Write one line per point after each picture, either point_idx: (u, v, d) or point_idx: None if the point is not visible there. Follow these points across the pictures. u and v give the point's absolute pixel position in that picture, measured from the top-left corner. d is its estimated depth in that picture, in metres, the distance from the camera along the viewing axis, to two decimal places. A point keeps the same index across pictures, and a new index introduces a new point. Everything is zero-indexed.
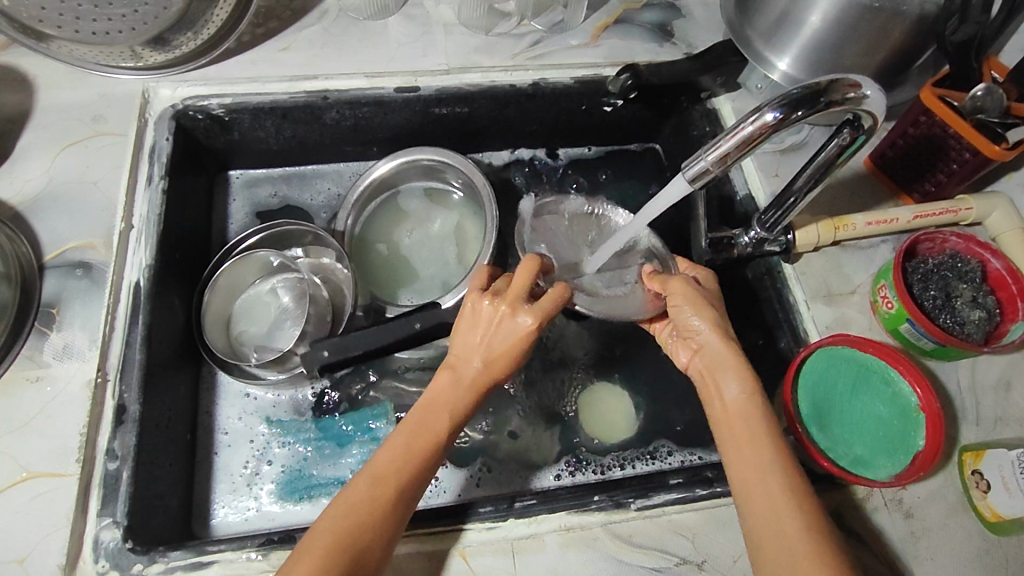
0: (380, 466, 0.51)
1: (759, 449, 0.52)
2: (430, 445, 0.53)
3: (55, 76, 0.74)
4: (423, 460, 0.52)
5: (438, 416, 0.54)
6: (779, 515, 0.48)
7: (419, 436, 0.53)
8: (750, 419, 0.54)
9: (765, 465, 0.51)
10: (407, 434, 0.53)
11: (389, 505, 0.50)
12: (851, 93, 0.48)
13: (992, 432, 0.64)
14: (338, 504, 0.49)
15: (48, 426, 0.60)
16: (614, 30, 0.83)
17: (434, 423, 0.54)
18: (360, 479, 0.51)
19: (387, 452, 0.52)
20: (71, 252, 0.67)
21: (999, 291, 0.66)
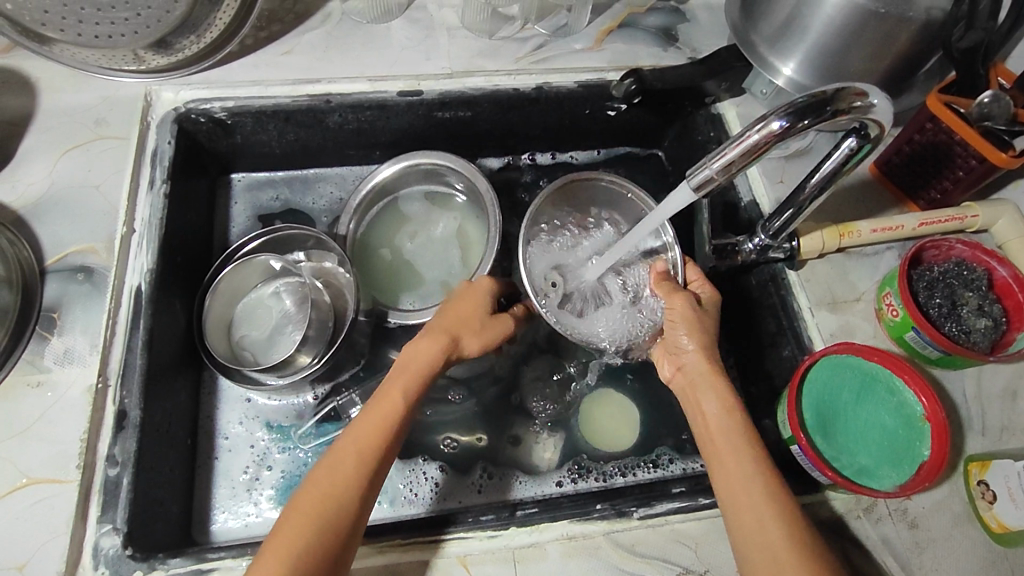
0: (345, 445, 0.52)
1: (741, 456, 0.52)
2: (392, 416, 0.54)
3: (57, 79, 0.74)
4: (387, 432, 0.53)
5: (396, 386, 0.56)
6: (762, 520, 0.49)
7: (379, 406, 0.54)
8: (731, 428, 0.55)
9: (747, 472, 0.51)
10: (371, 410, 0.54)
11: (357, 479, 0.51)
12: (857, 102, 0.48)
13: (997, 442, 0.64)
14: (306, 489, 0.50)
15: (49, 431, 0.59)
16: (618, 34, 0.82)
17: (393, 393, 0.55)
18: (325, 460, 0.52)
19: (351, 430, 0.53)
20: (72, 256, 0.67)
21: (1006, 300, 0.65)
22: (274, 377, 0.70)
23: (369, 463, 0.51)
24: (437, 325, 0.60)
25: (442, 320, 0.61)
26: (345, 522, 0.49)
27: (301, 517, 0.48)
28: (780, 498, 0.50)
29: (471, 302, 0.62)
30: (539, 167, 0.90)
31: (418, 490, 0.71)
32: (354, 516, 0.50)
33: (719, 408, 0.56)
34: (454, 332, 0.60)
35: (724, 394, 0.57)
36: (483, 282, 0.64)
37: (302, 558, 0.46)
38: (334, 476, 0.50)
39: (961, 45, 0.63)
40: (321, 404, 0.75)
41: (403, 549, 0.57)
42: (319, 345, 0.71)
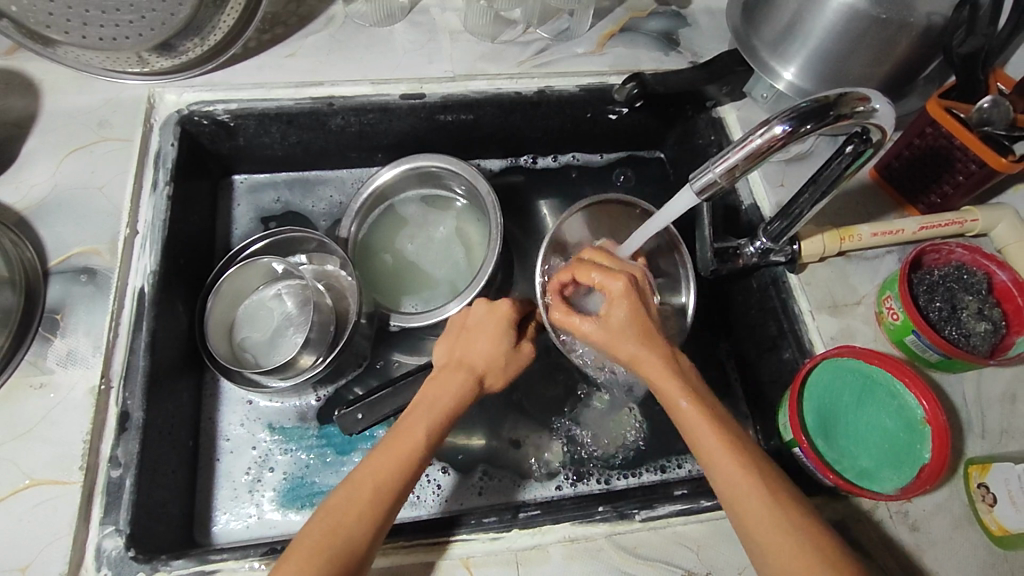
0: (364, 475, 0.51)
1: (713, 456, 0.51)
2: (413, 450, 0.53)
3: (61, 81, 0.74)
4: (409, 466, 0.52)
5: (419, 420, 0.55)
6: (750, 518, 0.49)
7: (401, 437, 0.53)
8: (694, 423, 0.53)
9: (722, 469, 0.50)
10: (388, 444, 0.53)
11: (369, 515, 0.50)
12: (860, 107, 0.48)
13: (997, 445, 0.64)
14: (323, 513, 0.50)
15: (52, 433, 0.59)
16: (620, 38, 0.83)
17: (415, 426, 0.54)
18: (343, 488, 0.51)
19: (371, 462, 0.52)
20: (76, 257, 0.67)
21: (1005, 304, 0.66)
22: (278, 379, 0.70)
23: (387, 495, 0.51)
24: (464, 359, 0.60)
25: (469, 353, 0.60)
26: (357, 551, 0.48)
27: (315, 542, 0.48)
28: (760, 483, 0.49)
29: (494, 333, 0.61)
30: (541, 169, 0.90)
31: (420, 492, 0.71)
32: (366, 546, 0.49)
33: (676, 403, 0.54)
34: (480, 366, 0.59)
35: (676, 384, 0.55)
36: (503, 308, 0.62)
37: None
38: (348, 508, 0.50)
39: (960, 50, 0.64)
40: (324, 406, 0.75)
41: (405, 551, 0.57)
42: (320, 348, 0.71)
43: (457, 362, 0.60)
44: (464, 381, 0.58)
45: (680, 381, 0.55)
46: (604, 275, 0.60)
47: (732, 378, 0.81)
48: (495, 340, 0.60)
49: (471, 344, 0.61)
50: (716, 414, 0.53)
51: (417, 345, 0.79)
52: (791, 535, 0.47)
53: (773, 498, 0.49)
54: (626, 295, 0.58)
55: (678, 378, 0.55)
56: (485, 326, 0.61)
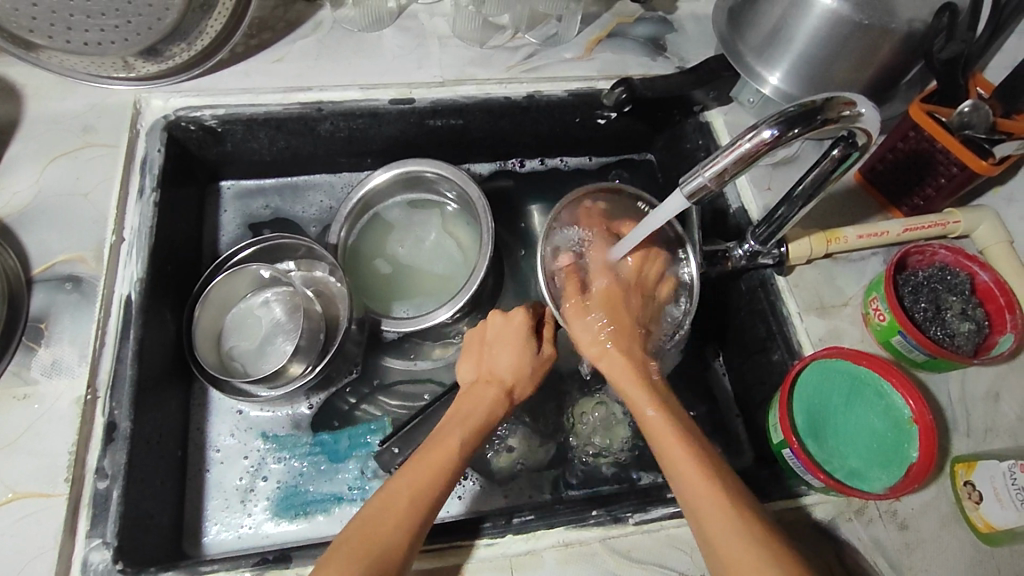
0: (399, 484, 0.52)
1: (672, 454, 0.55)
2: (448, 460, 0.54)
3: (44, 86, 0.73)
4: (445, 475, 0.53)
5: (454, 429, 0.56)
6: (710, 526, 0.50)
7: (437, 447, 0.54)
8: (658, 427, 0.57)
9: (687, 477, 0.53)
10: (422, 455, 0.54)
11: (406, 524, 0.49)
12: (846, 111, 0.49)
13: (982, 443, 0.65)
14: (360, 521, 0.50)
15: (37, 444, 0.58)
16: (607, 43, 0.83)
17: (450, 434, 0.56)
18: (379, 495, 0.51)
19: (407, 472, 0.52)
20: (61, 265, 0.66)
21: (987, 304, 0.67)
22: (266, 388, 0.69)
23: (422, 505, 0.51)
24: (492, 372, 0.62)
25: (496, 365, 0.62)
26: (394, 560, 0.48)
27: (351, 551, 0.47)
28: (715, 482, 0.52)
29: (519, 343, 0.63)
30: (530, 174, 0.90)
31: None
32: (403, 552, 0.48)
33: (643, 411, 0.59)
34: (510, 380, 0.61)
35: (647, 395, 0.60)
36: (520, 315, 0.64)
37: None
38: (386, 516, 0.49)
39: (942, 56, 0.65)
40: (316, 413, 0.75)
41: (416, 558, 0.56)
42: (310, 356, 0.71)
43: (485, 378, 0.62)
44: (496, 395, 0.60)
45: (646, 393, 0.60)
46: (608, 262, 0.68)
47: (723, 379, 0.82)
48: (522, 348, 0.62)
49: (497, 358, 0.63)
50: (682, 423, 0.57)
51: (408, 351, 0.79)
52: (751, 546, 0.48)
53: (733, 511, 0.50)
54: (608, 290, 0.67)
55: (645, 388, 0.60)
56: (509, 339, 0.63)
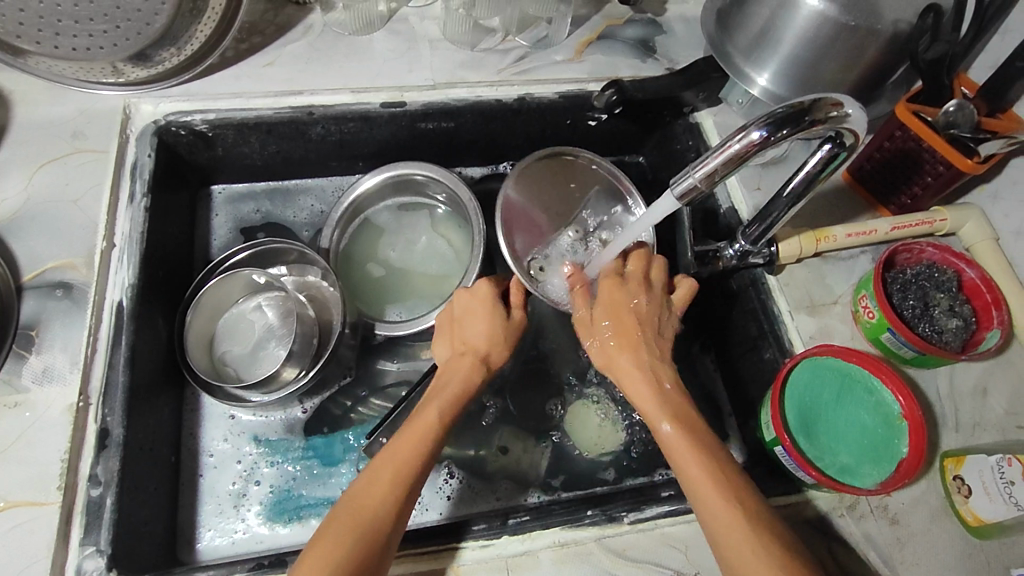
0: (383, 458, 0.52)
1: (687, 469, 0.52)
2: (430, 431, 0.54)
3: (33, 92, 0.73)
4: (427, 445, 0.53)
5: (433, 401, 0.57)
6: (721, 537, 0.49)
7: (418, 420, 0.55)
8: (675, 445, 0.53)
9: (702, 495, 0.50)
10: (403, 430, 0.54)
11: (391, 496, 0.50)
12: (833, 112, 0.49)
13: (971, 437, 0.66)
14: (347, 498, 0.50)
15: (27, 452, 0.58)
16: (597, 45, 0.84)
17: (432, 405, 0.56)
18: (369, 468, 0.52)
19: (389, 447, 0.53)
20: (50, 271, 0.66)
21: (974, 300, 0.68)
22: (259, 393, 0.69)
23: (405, 478, 0.51)
24: (464, 342, 0.61)
25: (467, 335, 0.62)
26: (383, 531, 0.48)
27: (339, 525, 0.48)
28: (710, 466, 0.51)
29: (487, 313, 0.62)
30: None
31: None
32: (390, 524, 0.49)
33: (660, 427, 0.55)
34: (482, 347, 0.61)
35: (659, 409, 0.56)
36: (483, 286, 0.63)
37: (341, 563, 0.46)
38: (372, 489, 0.50)
39: (927, 56, 0.65)
40: (310, 417, 0.75)
41: (397, 561, 0.56)
42: (303, 361, 0.71)
43: (460, 348, 0.61)
44: (471, 363, 0.60)
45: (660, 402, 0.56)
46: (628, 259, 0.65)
47: (715, 378, 0.82)
48: (488, 316, 0.62)
49: (467, 330, 0.62)
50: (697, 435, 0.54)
51: (402, 353, 0.79)
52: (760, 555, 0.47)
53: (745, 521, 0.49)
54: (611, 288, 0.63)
55: (659, 396, 0.56)
56: (476, 309, 0.62)
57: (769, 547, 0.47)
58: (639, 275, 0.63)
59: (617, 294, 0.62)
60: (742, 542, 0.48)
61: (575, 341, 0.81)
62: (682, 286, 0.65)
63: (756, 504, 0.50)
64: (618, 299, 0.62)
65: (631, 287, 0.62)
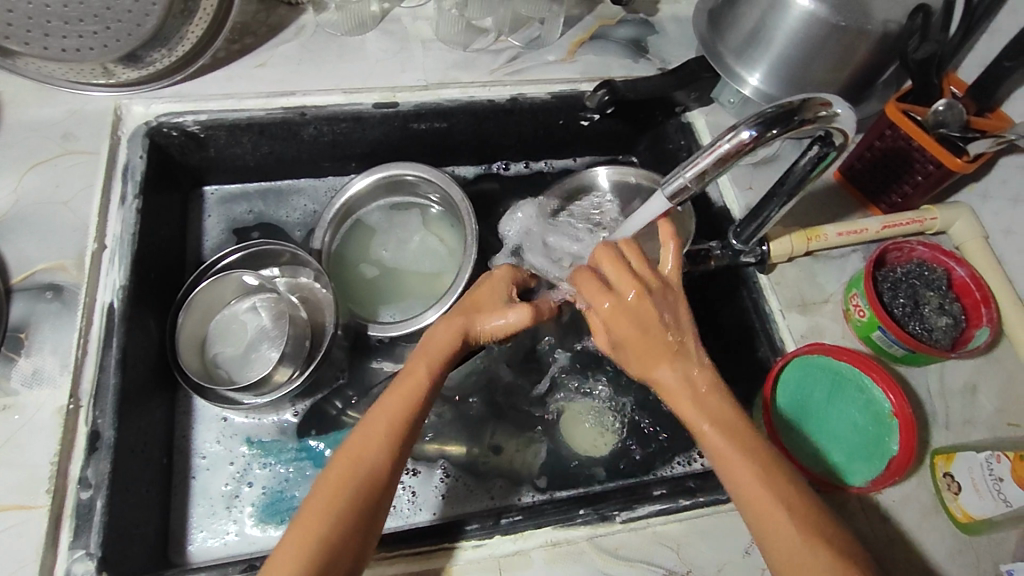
0: (375, 413, 0.51)
1: (729, 465, 0.49)
2: (421, 388, 0.53)
3: (23, 93, 0.73)
4: (416, 400, 0.52)
5: (418, 367, 0.54)
6: (764, 526, 0.47)
7: (407, 377, 0.53)
8: (719, 447, 0.50)
9: (742, 485, 0.48)
10: (393, 389, 0.53)
11: (385, 448, 0.50)
12: (822, 111, 0.50)
13: (960, 435, 0.67)
14: (341, 451, 0.49)
15: (18, 455, 0.58)
16: (590, 45, 0.84)
17: (420, 372, 0.54)
18: (355, 436, 0.50)
19: (380, 403, 0.52)
20: (40, 274, 0.65)
21: (964, 298, 0.69)
22: (251, 395, 0.69)
23: (399, 432, 0.50)
24: (463, 309, 0.59)
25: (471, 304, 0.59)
26: (379, 481, 0.48)
27: (333, 480, 0.48)
28: (740, 448, 0.49)
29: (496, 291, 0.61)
30: (514, 176, 0.91)
31: (397, 501, 0.70)
32: (387, 478, 0.49)
33: (700, 428, 0.51)
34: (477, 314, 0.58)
35: (696, 409, 0.51)
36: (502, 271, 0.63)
37: (336, 521, 0.46)
38: (366, 441, 0.50)
39: (916, 56, 0.66)
40: (303, 419, 0.75)
41: (388, 561, 0.56)
42: (296, 362, 0.71)
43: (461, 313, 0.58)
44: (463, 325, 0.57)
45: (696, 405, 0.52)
46: (615, 271, 0.55)
47: None
48: (495, 292, 0.61)
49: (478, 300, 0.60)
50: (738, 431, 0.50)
51: (395, 353, 0.79)
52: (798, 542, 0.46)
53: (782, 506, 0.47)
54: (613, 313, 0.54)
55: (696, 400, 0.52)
56: (485, 286, 0.61)
57: (796, 525, 0.46)
58: (632, 280, 0.54)
59: (622, 323, 0.54)
60: (778, 522, 0.47)
61: (568, 340, 0.81)
62: (671, 252, 0.57)
63: (784, 475, 0.49)
64: (625, 329, 0.54)
65: (632, 307, 0.54)
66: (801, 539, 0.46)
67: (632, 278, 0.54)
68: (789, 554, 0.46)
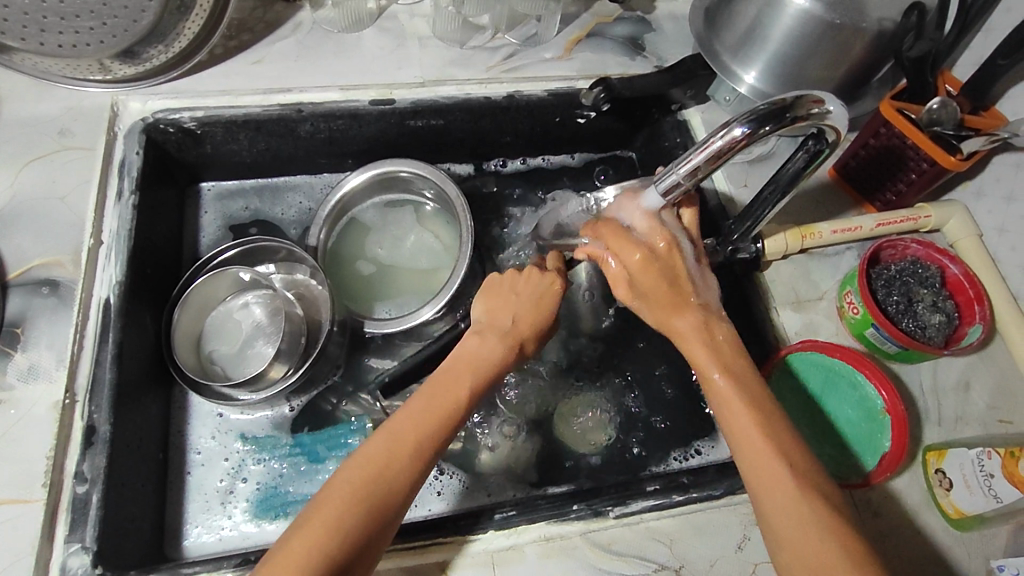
0: (404, 422, 0.51)
1: (735, 417, 0.50)
2: (455, 406, 0.53)
3: (19, 89, 0.73)
4: (449, 418, 0.52)
5: (458, 376, 0.55)
6: (769, 491, 0.47)
7: (443, 390, 0.54)
8: (727, 399, 0.51)
9: (750, 448, 0.49)
10: (426, 400, 0.53)
11: (411, 464, 0.49)
12: (814, 109, 0.50)
13: (953, 431, 0.67)
14: (362, 454, 0.49)
15: (14, 450, 0.58)
16: (586, 43, 0.84)
17: (460, 379, 0.55)
18: (382, 436, 0.50)
19: (411, 411, 0.52)
20: (37, 269, 0.66)
21: (957, 296, 0.69)
22: (246, 391, 0.69)
23: (426, 449, 0.50)
24: (503, 319, 0.59)
25: (508, 311, 0.59)
26: (396, 496, 0.48)
27: (352, 486, 0.47)
28: (748, 403, 0.51)
29: (534, 297, 0.60)
30: (511, 174, 0.91)
31: None
32: (405, 493, 0.49)
33: (709, 376, 0.53)
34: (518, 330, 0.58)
35: (710, 358, 0.53)
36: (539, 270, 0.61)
37: (348, 530, 0.46)
38: (391, 452, 0.49)
39: (910, 54, 0.67)
40: (299, 414, 0.75)
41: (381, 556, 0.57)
42: (292, 359, 0.71)
43: (497, 322, 0.59)
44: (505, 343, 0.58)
45: (710, 352, 0.54)
46: (646, 221, 0.56)
47: None
48: (536, 295, 0.60)
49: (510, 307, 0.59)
50: (751, 393, 0.51)
51: (391, 350, 0.79)
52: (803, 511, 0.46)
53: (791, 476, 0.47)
54: (643, 262, 0.55)
55: (710, 352, 0.54)
56: (522, 288, 0.60)
57: (792, 472, 0.47)
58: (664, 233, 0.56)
59: (651, 276, 0.55)
60: (780, 484, 0.47)
61: (565, 337, 0.81)
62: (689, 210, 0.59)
63: (789, 436, 0.50)
64: (653, 283, 0.55)
65: (661, 259, 0.56)
66: (793, 485, 0.47)
67: (664, 230, 0.56)
68: (777, 496, 0.47)
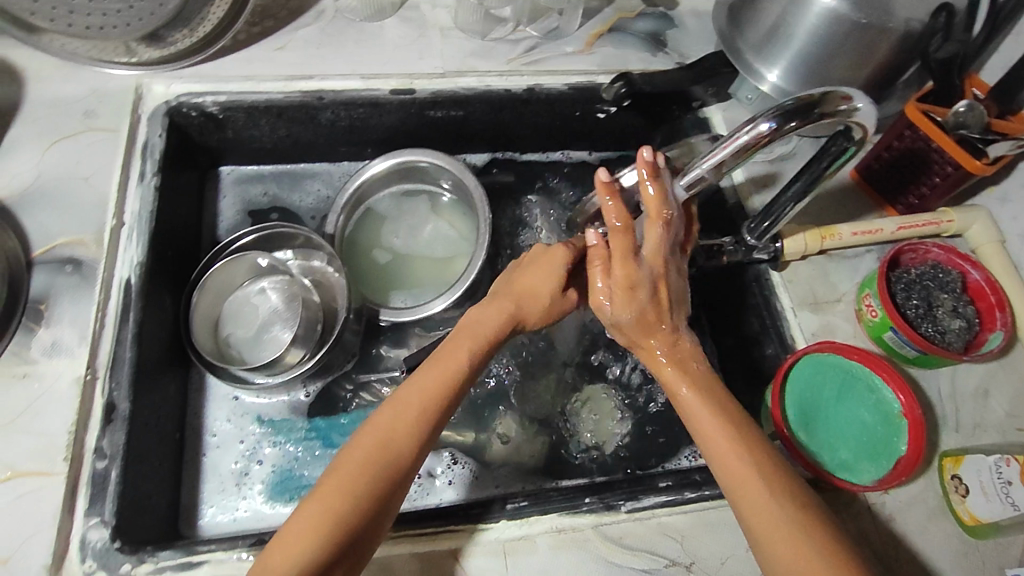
0: (410, 392, 0.51)
1: (703, 428, 0.51)
2: (458, 372, 0.53)
3: (46, 69, 0.74)
4: (452, 384, 0.53)
5: (462, 342, 0.55)
6: (742, 496, 0.48)
7: (447, 359, 0.54)
8: (693, 408, 0.52)
9: (721, 454, 0.50)
10: (430, 369, 0.53)
11: (416, 432, 0.50)
12: (842, 105, 0.50)
13: (971, 438, 0.66)
14: (370, 426, 0.50)
15: (36, 424, 0.59)
16: (608, 38, 0.84)
17: (459, 351, 0.54)
18: (388, 408, 0.51)
19: (417, 380, 0.52)
20: (60, 247, 0.66)
21: (978, 301, 0.68)
22: (262, 376, 0.69)
23: (432, 417, 0.51)
24: (512, 289, 0.58)
25: (518, 283, 0.59)
26: (403, 465, 0.49)
27: (361, 457, 0.48)
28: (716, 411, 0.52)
29: (544, 268, 0.59)
30: (529, 167, 0.91)
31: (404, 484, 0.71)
32: (412, 459, 0.49)
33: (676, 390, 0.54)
34: (525, 299, 0.58)
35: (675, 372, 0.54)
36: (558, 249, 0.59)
37: (359, 501, 0.46)
38: (397, 422, 0.50)
39: (938, 56, 0.66)
40: (314, 401, 0.75)
41: (394, 541, 0.57)
42: (308, 344, 0.71)
43: (503, 293, 0.59)
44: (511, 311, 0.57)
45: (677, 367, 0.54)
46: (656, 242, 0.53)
47: None
48: (548, 268, 0.58)
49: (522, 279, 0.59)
50: (715, 399, 0.52)
51: (405, 340, 0.79)
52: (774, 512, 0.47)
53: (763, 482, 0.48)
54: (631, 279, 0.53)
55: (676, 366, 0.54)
56: (538, 261, 0.59)
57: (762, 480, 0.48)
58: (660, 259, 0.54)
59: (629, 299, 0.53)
60: (752, 492, 0.48)
61: (580, 332, 0.81)
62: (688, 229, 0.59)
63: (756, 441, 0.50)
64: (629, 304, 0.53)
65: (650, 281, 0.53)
66: (765, 493, 0.48)
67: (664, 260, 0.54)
68: (750, 498, 0.48)
